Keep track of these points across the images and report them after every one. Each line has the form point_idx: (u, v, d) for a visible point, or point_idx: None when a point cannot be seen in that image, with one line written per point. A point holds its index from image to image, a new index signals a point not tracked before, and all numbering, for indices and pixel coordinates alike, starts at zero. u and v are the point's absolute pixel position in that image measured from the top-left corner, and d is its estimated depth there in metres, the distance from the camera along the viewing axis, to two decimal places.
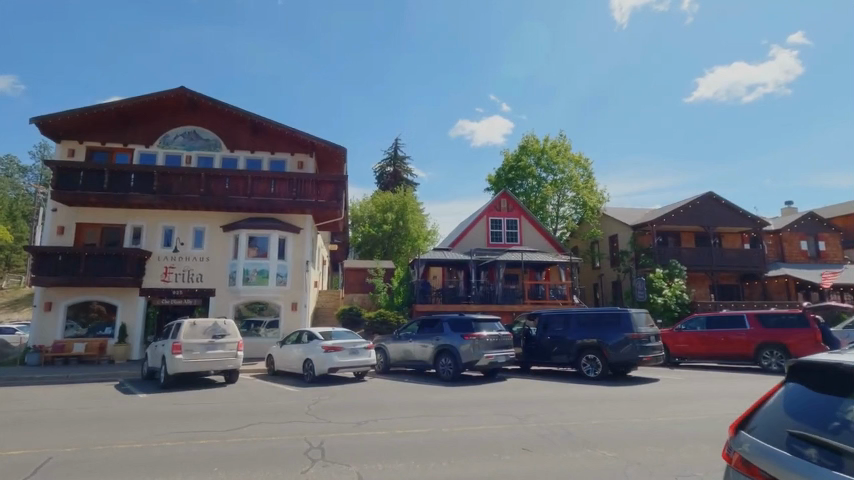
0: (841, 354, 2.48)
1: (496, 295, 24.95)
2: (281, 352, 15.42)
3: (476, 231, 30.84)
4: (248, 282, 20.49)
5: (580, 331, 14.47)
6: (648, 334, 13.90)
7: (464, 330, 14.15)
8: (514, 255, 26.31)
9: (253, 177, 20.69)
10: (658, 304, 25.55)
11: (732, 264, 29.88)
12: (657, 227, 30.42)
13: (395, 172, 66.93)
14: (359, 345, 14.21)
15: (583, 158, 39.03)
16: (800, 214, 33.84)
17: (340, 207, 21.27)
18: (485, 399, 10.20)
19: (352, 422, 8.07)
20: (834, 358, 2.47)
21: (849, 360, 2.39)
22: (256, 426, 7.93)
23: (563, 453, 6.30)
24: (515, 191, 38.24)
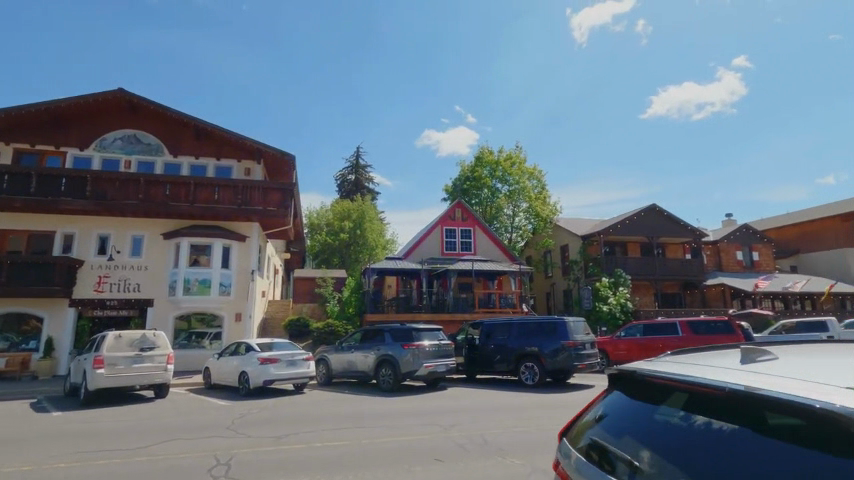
0: (649, 360, 2.58)
1: (447, 304, 25.10)
2: (218, 365, 14.92)
3: (430, 240, 31.03)
4: (189, 292, 19.74)
5: (520, 340, 14.72)
6: (584, 341, 14.34)
7: (404, 340, 14.17)
8: (465, 264, 26.61)
9: (196, 183, 20.13)
10: (603, 312, 26.54)
11: (673, 273, 31.32)
12: (605, 237, 31.53)
13: (356, 180, 66.63)
14: (297, 356, 13.94)
15: (536, 170, 40.10)
16: (736, 226, 35.86)
17: (288, 215, 20.91)
18: (417, 410, 10.18)
19: (272, 437, 7.87)
20: (642, 364, 2.56)
21: (648, 365, 2.49)
22: (169, 443, 7.61)
23: (473, 462, 6.36)
24: (470, 201, 38.76)
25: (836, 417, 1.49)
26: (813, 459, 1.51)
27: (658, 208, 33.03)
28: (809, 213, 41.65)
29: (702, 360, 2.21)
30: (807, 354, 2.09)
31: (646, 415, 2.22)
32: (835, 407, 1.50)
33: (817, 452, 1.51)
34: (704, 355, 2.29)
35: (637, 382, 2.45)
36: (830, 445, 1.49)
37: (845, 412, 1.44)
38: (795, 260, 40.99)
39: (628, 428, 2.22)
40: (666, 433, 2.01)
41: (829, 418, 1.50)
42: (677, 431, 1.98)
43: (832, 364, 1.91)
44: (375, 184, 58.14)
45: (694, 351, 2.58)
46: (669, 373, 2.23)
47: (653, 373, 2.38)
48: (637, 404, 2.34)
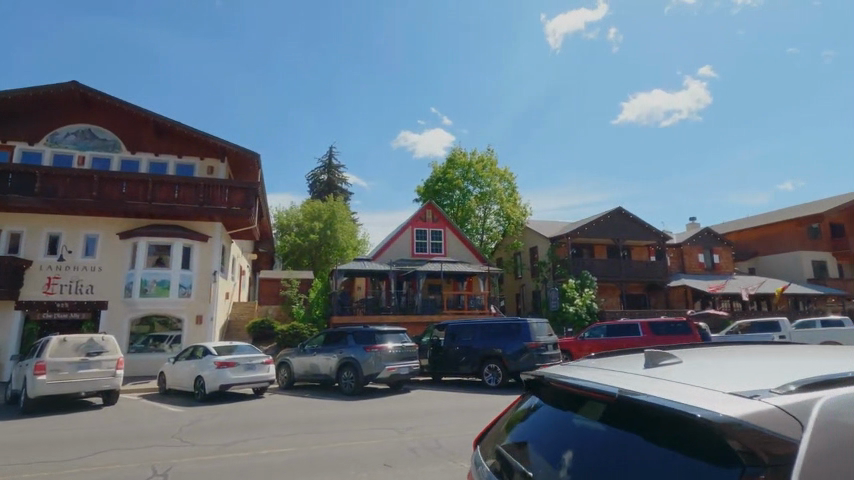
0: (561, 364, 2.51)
1: (415, 306, 24.97)
2: (173, 369, 14.38)
3: (400, 241, 30.88)
4: (146, 294, 19.01)
5: (485, 341, 14.72)
6: (546, 342, 14.49)
7: (367, 342, 13.98)
8: (435, 265, 26.57)
9: (154, 181, 19.43)
10: (569, 313, 26.98)
11: (638, 274, 32.08)
12: (572, 239, 32.08)
13: (329, 180, 65.87)
14: (256, 360, 13.56)
15: (508, 172, 40.46)
16: (698, 229, 37.02)
17: (252, 215, 20.40)
18: (375, 414, 10.01)
19: (219, 444, 7.58)
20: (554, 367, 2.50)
21: (558, 368, 2.42)
22: (107, 453, 7.24)
23: (422, 466, 6.24)
24: (442, 203, 38.79)
25: (713, 424, 1.44)
26: (684, 464, 1.46)
27: (624, 211, 33.82)
28: (766, 217, 43.43)
29: (607, 363, 2.16)
30: (710, 360, 2.07)
31: (550, 419, 2.14)
32: (713, 413, 1.45)
33: (689, 458, 1.46)
34: (611, 358, 2.26)
35: (543, 385, 2.38)
36: (704, 453, 1.44)
37: (713, 419, 1.40)
38: (753, 262, 42.64)
39: (531, 435, 2.14)
40: (561, 439, 1.93)
41: (706, 426, 1.44)
42: (570, 436, 1.90)
43: (731, 371, 1.88)
44: (347, 184, 57.57)
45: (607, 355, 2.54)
46: (573, 377, 2.17)
47: (560, 374, 2.32)
48: (543, 409, 2.26)
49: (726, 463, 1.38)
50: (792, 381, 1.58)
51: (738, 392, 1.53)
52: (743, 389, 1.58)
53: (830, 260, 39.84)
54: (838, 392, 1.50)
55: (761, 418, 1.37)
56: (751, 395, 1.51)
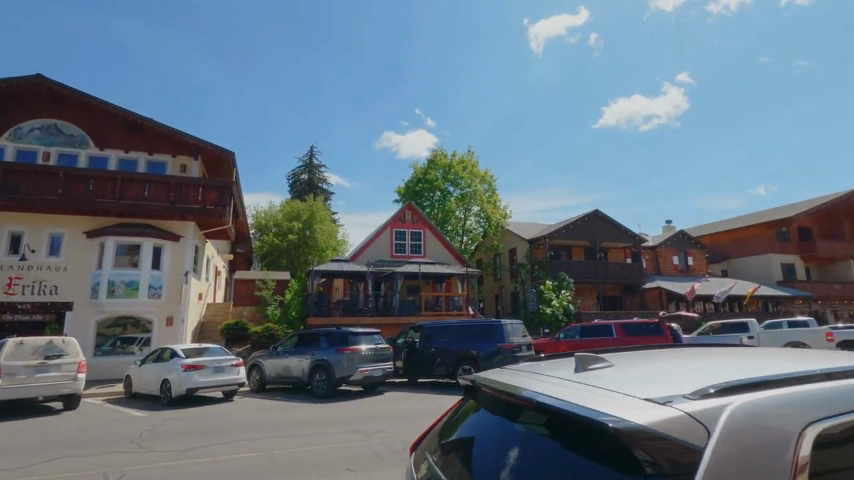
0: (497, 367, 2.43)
1: (393, 307, 24.81)
2: (139, 372, 13.96)
3: (379, 242, 30.71)
4: (113, 294, 18.44)
5: (459, 343, 14.68)
6: (520, 344, 14.57)
7: (340, 343, 13.83)
8: (413, 266, 26.46)
9: (124, 179, 18.90)
10: (546, 314, 27.20)
11: (615, 276, 32.54)
12: (550, 240, 32.40)
13: (309, 180, 65.18)
14: (225, 362, 13.26)
15: (488, 174, 40.60)
16: (673, 232, 37.76)
17: (226, 214, 20.02)
18: (345, 416, 9.88)
19: (179, 450, 7.37)
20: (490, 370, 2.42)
21: (492, 373, 2.34)
22: (60, 460, 6.96)
23: (385, 470, 6.16)
24: (422, 204, 38.71)
25: (621, 431, 1.40)
26: (592, 471, 1.41)
27: (602, 214, 34.28)
28: (738, 221, 44.57)
29: (540, 367, 2.12)
30: (641, 363, 2.04)
31: (478, 423, 2.09)
32: (621, 420, 1.42)
33: (599, 465, 1.41)
34: (546, 362, 2.22)
35: (476, 388, 2.32)
36: (609, 459, 1.39)
37: (620, 429, 1.37)
38: (725, 265, 43.73)
39: (459, 438, 2.09)
40: (484, 444, 1.88)
41: (614, 434, 1.40)
42: (492, 441, 1.86)
43: (657, 375, 1.85)
44: (328, 184, 57.04)
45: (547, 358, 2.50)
46: (505, 382, 2.12)
47: (493, 378, 2.28)
48: (473, 413, 2.21)
49: (630, 468, 1.34)
50: (708, 386, 1.56)
51: (653, 398, 1.50)
52: (659, 394, 1.54)
53: (798, 263, 41.09)
54: (751, 395, 1.47)
55: (666, 427, 1.33)
56: (665, 401, 1.48)
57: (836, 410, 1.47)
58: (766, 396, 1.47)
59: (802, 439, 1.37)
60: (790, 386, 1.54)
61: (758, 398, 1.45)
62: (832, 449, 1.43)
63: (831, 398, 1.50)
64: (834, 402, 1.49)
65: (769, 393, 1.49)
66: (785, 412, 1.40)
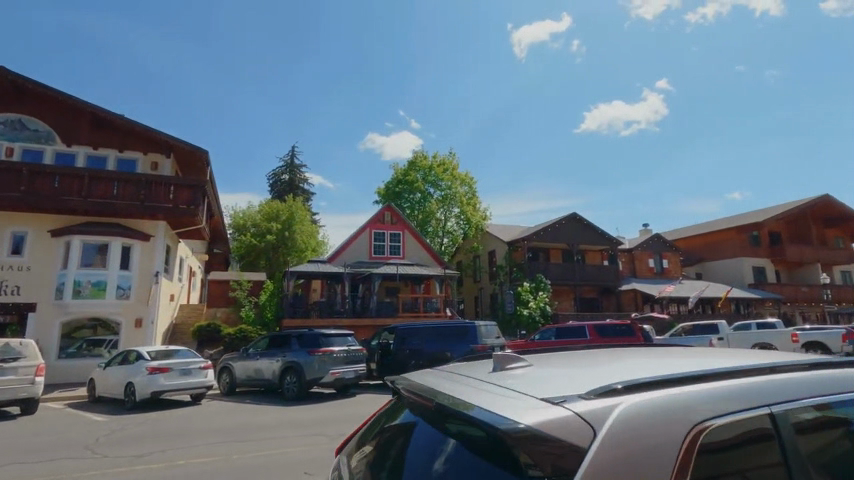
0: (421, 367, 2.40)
1: (370, 309, 24.65)
2: (103, 375, 13.56)
3: (357, 244, 30.53)
4: (79, 296, 17.83)
5: (433, 345, 14.67)
6: (494, 345, 14.67)
7: (312, 345, 13.68)
8: (390, 268, 26.33)
9: (91, 176, 18.39)
10: (523, 316, 27.41)
11: (591, 278, 32.96)
12: (529, 243, 32.69)
13: (290, 181, 64.52)
14: (192, 365, 12.96)
15: (468, 176, 40.73)
16: (648, 235, 38.47)
17: (198, 214, 19.63)
18: (312, 419, 9.75)
19: (134, 455, 7.16)
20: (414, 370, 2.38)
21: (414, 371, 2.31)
22: (6, 467, 6.69)
23: None
24: (402, 205, 38.63)
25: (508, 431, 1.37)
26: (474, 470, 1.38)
27: (579, 216, 34.72)
28: (711, 225, 45.62)
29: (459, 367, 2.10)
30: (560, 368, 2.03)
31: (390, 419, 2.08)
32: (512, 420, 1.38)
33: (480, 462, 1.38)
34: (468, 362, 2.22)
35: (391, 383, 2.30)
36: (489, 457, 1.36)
37: (505, 430, 1.33)
38: (699, 268, 44.70)
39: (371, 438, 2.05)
40: (391, 444, 1.85)
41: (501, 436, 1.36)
42: (399, 438, 1.83)
43: (570, 377, 1.83)
44: (309, 184, 56.50)
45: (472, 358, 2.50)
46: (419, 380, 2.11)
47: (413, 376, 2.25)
48: (388, 412, 2.20)
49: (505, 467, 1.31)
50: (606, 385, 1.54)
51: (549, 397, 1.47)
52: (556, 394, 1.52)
53: (768, 266, 42.29)
54: (645, 395, 1.46)
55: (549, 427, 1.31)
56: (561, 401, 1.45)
57: (731, 408, 1.46)
58: (660, 395, 1.46)
59: (688, 440, 1.35)
60: (687, 386, 1.52)
61: (651, 397, 1.44)
62: (724, 445, 1.41)
63: (726, 395, 1.50)
64: (728, 400, 1.48)
65: (664, 391, 1.48)
66: (675, 412, 1.39)
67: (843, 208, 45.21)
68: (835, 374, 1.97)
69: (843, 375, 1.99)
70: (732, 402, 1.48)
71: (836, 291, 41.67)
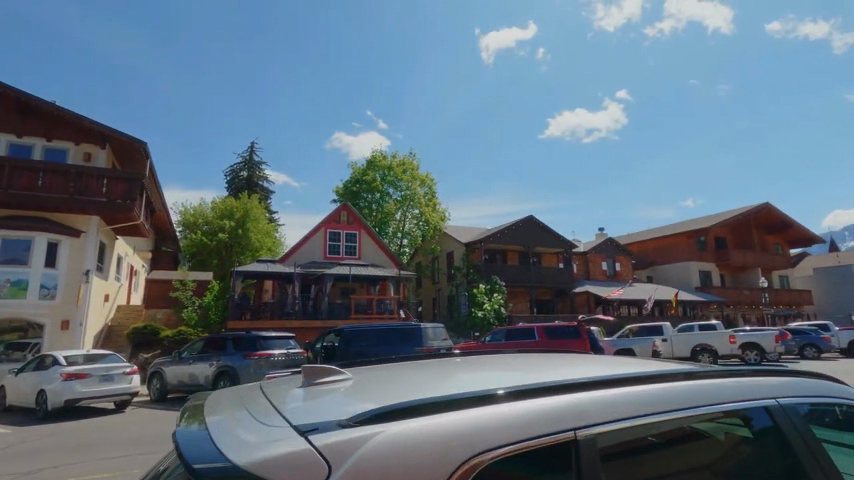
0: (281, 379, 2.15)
1: (321, 311, 24.04)
2: (14, 382, 12.44)
3: (311, 243, 29.82)
4: None
5: (377, 346, 14.35)
6: (439, 346, 14.59)
7: (248, 349, 13.13)
8: (343, 268, 25.76)
9: (14, 166, 17.08)
10: (478, 318, 27.46)
11: (546, 281, 33.50)
12: (486, 245, 32.96)
13: (248, 178, 62.64)
14: (115, 370, 12.05)
15: (428, 177, 40.57)
16: (601, 239, 39.50)
17: (135, 209, 18.49)
18: None
19: (22, 472, 6.51)
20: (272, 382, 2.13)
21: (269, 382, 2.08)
22: None
23: None
24: (359, 205, 38.01)
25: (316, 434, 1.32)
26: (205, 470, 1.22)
27: (536, 220, 35.22)
28: (662, 230, 47.41)
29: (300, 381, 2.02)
30: (443, 382, 2.00)
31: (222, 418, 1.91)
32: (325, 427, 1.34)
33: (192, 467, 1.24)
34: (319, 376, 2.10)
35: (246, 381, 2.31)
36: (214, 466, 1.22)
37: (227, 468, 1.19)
38: (650, 271, 46.32)
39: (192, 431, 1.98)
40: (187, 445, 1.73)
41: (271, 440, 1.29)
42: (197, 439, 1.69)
43: (394, 393, 1.68)
44: (267, 182, 54.92)
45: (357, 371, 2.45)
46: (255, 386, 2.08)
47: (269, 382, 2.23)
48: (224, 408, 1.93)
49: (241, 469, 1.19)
50: (449, 395, 1.50)
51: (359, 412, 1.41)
52: (395, 402, 1.49)
53: (714, 270, 44.20)
54: (485, 408, 1.42)
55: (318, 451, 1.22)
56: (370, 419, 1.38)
57: (576, 423, 1.44)
58: (511, 408, 1.44)
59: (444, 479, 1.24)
60: (532, 399, 1.49)
61: (481, 412, 1.40)
62: (562, 461, 1.40)
63: (556, 409, 1.46)
64: (558, 416, 1.44)
65: (511, 401, 1.48)
66: (494, 435, 1.34)
67: (782, 217, 47.92)
68: (701, 386, 1.77)
69: (707, 386, 1.81)
70: (565, 419, 1.44)
71: (774, 294, 44.02)
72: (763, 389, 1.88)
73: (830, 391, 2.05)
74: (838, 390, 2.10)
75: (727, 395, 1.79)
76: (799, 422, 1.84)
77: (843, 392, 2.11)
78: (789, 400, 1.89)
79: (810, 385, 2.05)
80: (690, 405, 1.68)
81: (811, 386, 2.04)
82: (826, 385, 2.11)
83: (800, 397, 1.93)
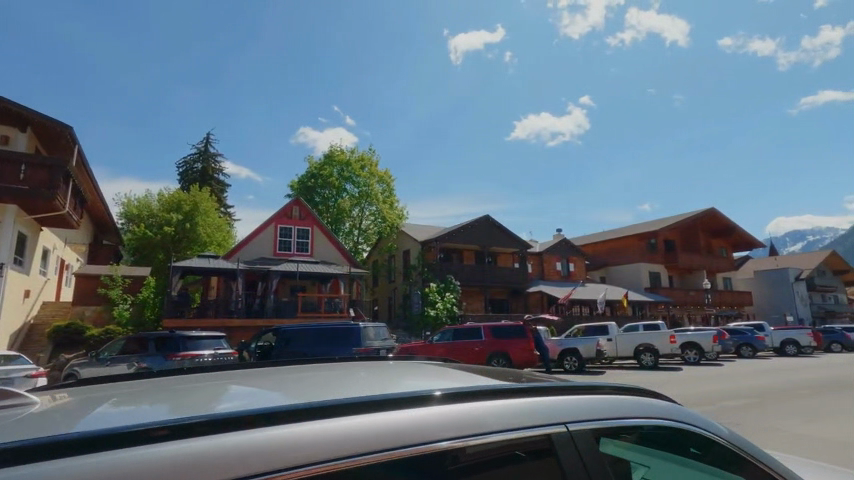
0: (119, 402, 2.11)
1: (265, 310, 23.20)
2: None
3: (260, 239, 28.80)
4: None
5: (314, 347, 13.82)
6: (378, 347, 14.20)
7: (170, 350, 12.39)
8: (291, 265, 24.93)
9: None
10: (429, 317, 27.31)
11: (501, 281, 33.75)
12: (440, 244, 32.91)
13: (202, 170, 60.10)
14: (15, 373, 11.01)
15: (386, 174, 40.01)
16: (556, 239, 40.17)
17: (57, 197, 17.06)
18: None
19: None
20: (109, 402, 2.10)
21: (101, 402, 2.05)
22: None
23: None
24: (314, 200, 36.98)
25: (236, 422, 1.34)
26: (86, 440, 1.17)
27: (492, 219, 35.40)
28: (616, 232, 48.87)
29: (225, 398, 2.03)
30: (379, 386, 2.05)
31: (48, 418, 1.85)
32: (244, 417, 1.34)
33: (69, 438, 1.18)
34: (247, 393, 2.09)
35: (173, 391, 2.33)
36: (117, 441, 1.19)
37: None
38: (603, 272, 47.57)
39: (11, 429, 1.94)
40: None
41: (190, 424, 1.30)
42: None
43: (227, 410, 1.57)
44: (224, 175, 53.03)
45: (292, 381, 2.46)
46: (170, 398, 2.09)
47: (196, 393, 2.23)
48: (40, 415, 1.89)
49: (147, 440, 1.20)
50: (376, 396, 1.56)
51: (285, 405, 1.45)
52: (314, 404, 1.55)
53: (663, 271, 45.85)
54: (415, 409, 1.52)
55: (225, 442, 1.22)
56: (290, 414, 1.40)
57: (441, 438, 1.46)
58: (437, 412, 1.54)
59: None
60: (361, 415, 1.44)
61: (405, 416, 1.48)
62: (442, 469, 1.45)
63: (422, 424, 1.47)
64: (459, 424, 1.52)
65: (439, 405, 1.57)
66: (411, 433, 1.42)
67: (726, 222, 50.24)
68: (550, 404, 1.74)
69: (557, 403, 1.76)
70: (466, 426, 1.53)
71: (716, 295, 46.09)
72: (602, 410, 1.82)
73: (671, 414, 1.97)
74: (670, 412, 2.00)
75: (574, 416, 1.73)
76: (584, 450, 1.66)
77: (679, 414, 2.02)
78: (617, 421, 1.81)
79: (635, 401, 1.98)
80: (542, 420, 1.65)
81: (644, 404, 1.96)
82: (663, 407, 2.03)
83: (628, 418, 1.85)
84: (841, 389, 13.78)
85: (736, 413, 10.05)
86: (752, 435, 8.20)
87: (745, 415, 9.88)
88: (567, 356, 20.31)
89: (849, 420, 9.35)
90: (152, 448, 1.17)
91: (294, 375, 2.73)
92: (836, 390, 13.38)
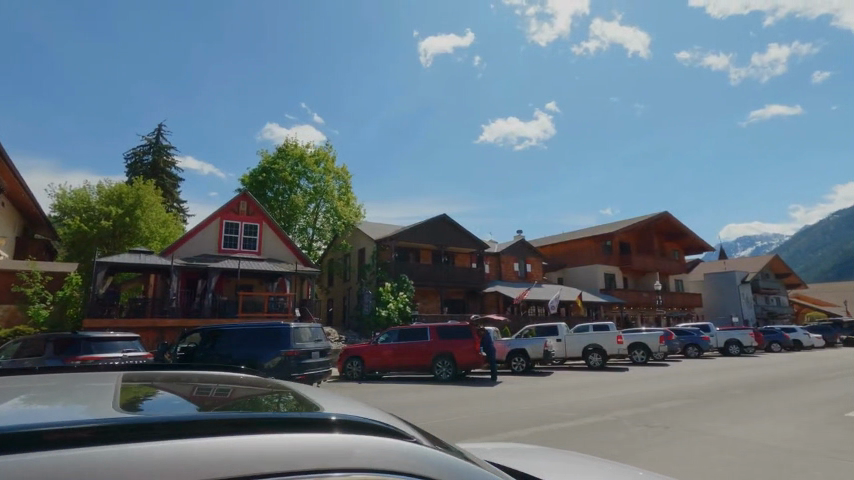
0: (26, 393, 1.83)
1: (201, 310, 21.85)
2: None
3: (203, 235, 27.26)
4: None
5: (240, 349, 12.81)
6: (310, 349, 13.25)
7: (72, 352, 11.20)
8: (232, 262, 23.57)
9: None
10: (381, 317, 26.60)
11: (457, 280, 33.37)
12: (395, 242, 32.13)
13: (154, 162, 57.24)
14: None
15: (343, 171, 38.99)
16: (514, 240, 40.23)
17: None
18: None
19: None
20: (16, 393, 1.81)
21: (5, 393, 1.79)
22: None
23: None
24: (266, 195, 35.53)
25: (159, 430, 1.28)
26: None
27: (449, 219, 34.94)
28: (574, 234, 49.68)
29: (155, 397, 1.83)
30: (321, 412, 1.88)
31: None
32: (162, 427, 1.27)
33: None
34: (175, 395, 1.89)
35: (100, 386, 2.05)
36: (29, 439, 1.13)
37: None
38: (561, 273, 48.18)
39: None
40: None
41: (110, 429, 1.24)
42: None
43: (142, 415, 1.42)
44: (177, 169, 50.73)
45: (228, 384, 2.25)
46: (95, 391, 1.88)
47: (125, 390, 1.98)
48: None
49: (42, 444, 1.12)
50: (298, 418, 1.45)
51: (214, 418, 1.36)
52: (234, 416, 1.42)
53: (617, 273, 46.80)
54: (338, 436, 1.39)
55: (135, 449, 1.14)
56: (217, 428, 1.31)
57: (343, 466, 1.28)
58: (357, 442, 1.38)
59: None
60: (275, 436, 1.31)
61: (320, 439, 1.33)
62: None
63: (332, 451, 1.31)
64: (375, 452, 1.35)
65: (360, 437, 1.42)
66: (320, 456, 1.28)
67: (679, 226, 51.82)
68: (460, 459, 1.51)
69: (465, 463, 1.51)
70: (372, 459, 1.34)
71: (667, 296, 47.29)
72: None
73: None
74: None
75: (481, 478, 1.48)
76: None
77: None
78: None
79: None
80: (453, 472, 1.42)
81: None
82: None
83: None
84: (776, 388, 13.95)
85: (669, 413, 9.87)
86: (680, 437, 7.98)
87: (679, 416, 9.72)
88: (515, 357, 20.02)
89: (777, 420, 9.29)
90: (58, 451, 1.09)
91: (247, 379, 2.50)
92: (769, 390, 13.58)
